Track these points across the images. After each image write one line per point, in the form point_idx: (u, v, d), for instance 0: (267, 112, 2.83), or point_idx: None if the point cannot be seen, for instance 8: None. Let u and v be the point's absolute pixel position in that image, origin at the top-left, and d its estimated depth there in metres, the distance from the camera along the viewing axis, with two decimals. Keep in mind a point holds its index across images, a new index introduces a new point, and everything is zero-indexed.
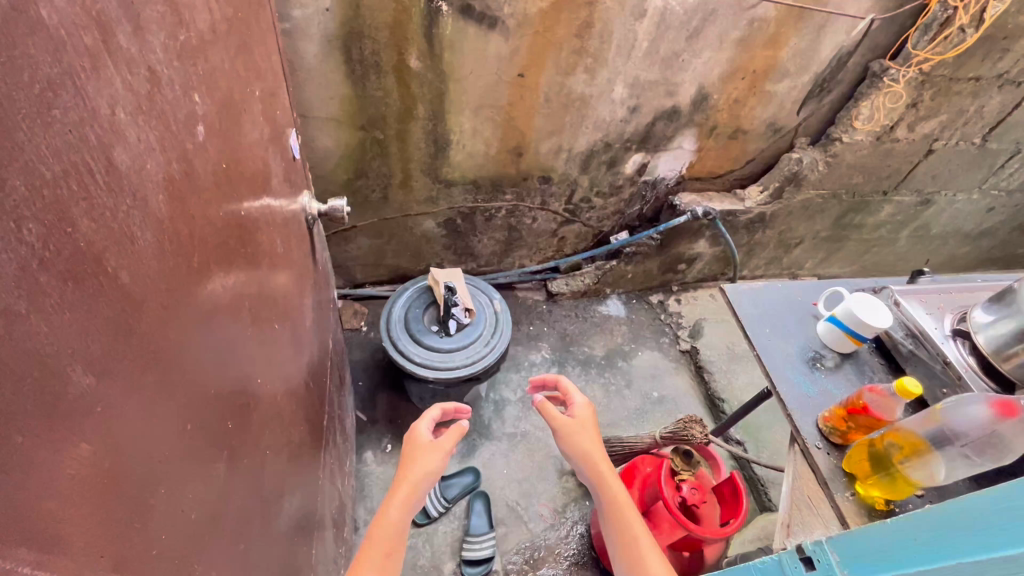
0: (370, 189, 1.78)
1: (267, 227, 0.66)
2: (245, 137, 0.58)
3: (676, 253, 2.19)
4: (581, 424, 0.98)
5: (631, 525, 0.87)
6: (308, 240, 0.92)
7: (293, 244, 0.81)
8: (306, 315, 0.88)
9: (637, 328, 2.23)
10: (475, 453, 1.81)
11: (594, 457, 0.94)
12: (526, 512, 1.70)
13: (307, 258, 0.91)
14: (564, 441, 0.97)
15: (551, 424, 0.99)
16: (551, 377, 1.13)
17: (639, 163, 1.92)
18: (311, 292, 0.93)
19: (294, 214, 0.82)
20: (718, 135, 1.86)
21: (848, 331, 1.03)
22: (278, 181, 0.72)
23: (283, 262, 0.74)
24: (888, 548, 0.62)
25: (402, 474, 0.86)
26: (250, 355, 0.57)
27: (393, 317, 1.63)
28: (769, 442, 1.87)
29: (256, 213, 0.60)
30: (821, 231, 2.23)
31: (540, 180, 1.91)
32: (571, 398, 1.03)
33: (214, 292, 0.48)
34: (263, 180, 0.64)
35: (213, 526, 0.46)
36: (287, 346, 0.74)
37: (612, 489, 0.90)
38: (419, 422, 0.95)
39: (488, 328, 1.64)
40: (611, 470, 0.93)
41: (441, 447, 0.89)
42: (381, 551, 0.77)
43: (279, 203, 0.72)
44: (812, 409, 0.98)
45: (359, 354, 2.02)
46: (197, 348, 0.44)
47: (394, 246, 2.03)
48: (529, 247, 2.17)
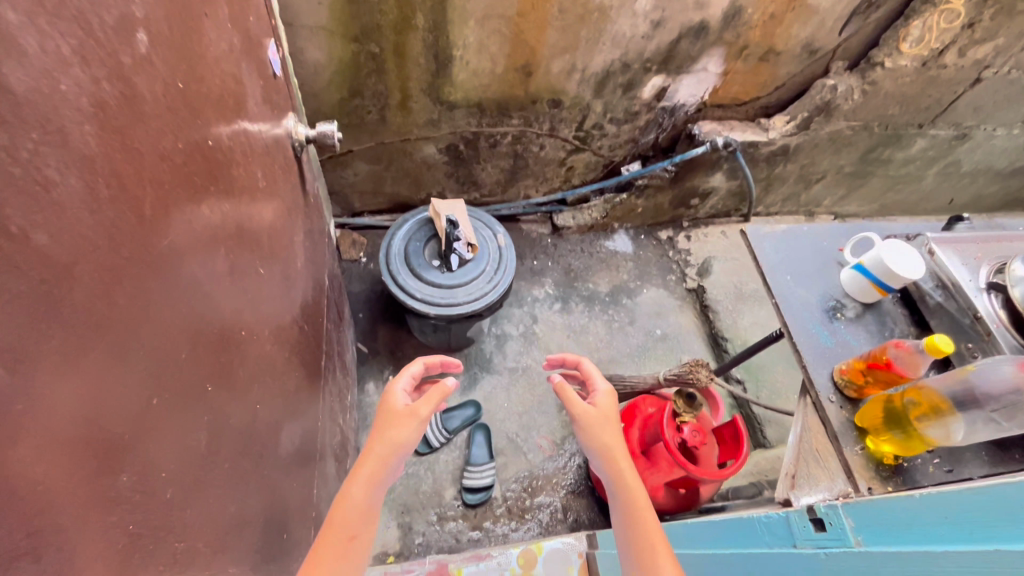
0: (367, 110, 1.65)
1: (246, 158, 0.57)
2: (206, 46, 0.49)
3: (689, 187, 2.08)
4: (602, 416, 0.97)
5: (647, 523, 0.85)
6: (296, 171, 0.83)
7: (279, 175, 0.72)
8: (298, 252, 0.82)
9: (643, 265, 2.17)
10: (476, 386, 1.82)
11: (615, 451, 0.93)
12: (525, 444, 1.74)
13: (296, 191, 0.83)
14: (582, 430, 0.96)
15: (569, 409, 0.97)
16: (573, 356, 1.12)
17: (658, 87, 1.76)
18: (303, 228, 0.86)
19: (278, 141, 0.73)
20: (748, 56, 1.68)
21: (875, 281, 0.97)
22: (256, 104, 0.63)
23: (268, 197, 0.66)
24: (910, 521, 0.60)
25: (371, 445, 0.82)
26: (231, 306, 0.51)
27: (391, 250, 1.56)
28: (769, 381, 1.87)
29: (228, 142, 0.52)
30: (846, 167, 2.10)
31: (550, 104, 1.76)
32: (594, 386, 1.02)
33: (179, 242, 0.41)
34: (237, 102, 0.56)
35: (194, 497, 0.43)
36: (278, 290, 0.69)
37: (631, 485, 0.89)
38: (395, 387, 0.90)
39: (490, 263, 1.58)
40: (630, 466, 0.92)
41: (414, 415, 0.83)
42: (344, 532, 0.73)
43: (259, 131, 0.63)
44: (828, 361, 0.94)
45: (359, 286, 1.98)
46: (158, 307, 0.38)
47: (392, 173, 1.92)
48: (535, 177, 2.05)
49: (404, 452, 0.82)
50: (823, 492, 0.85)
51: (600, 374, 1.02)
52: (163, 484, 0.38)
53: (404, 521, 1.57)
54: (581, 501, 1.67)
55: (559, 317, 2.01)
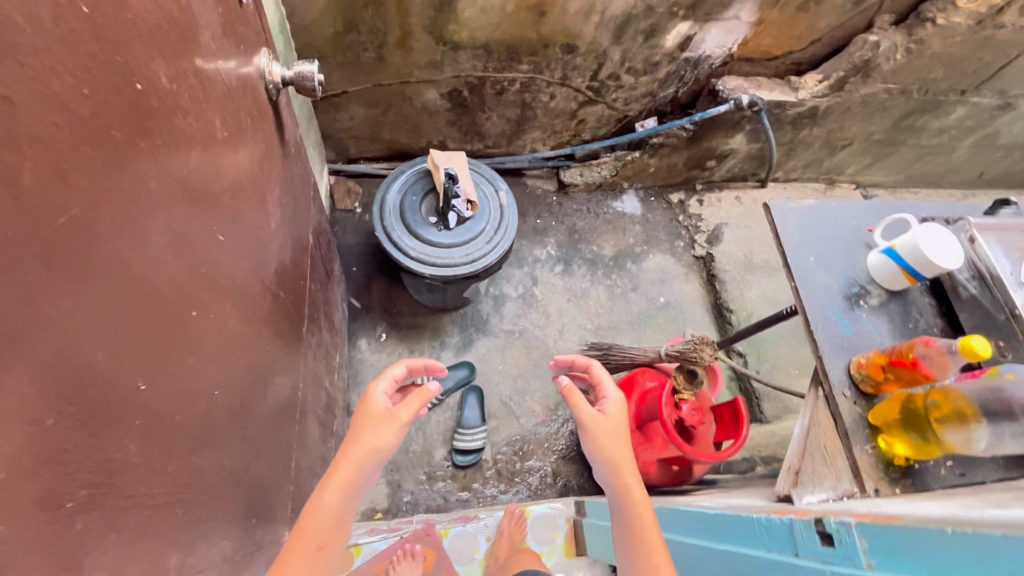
0: (363, 46, 1.50)
1: (195, 104, 0.48)
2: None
3: (707, 148, 1.94)
4: (612, 426, 0.93)
5: (652, 545, 0.82)
6: (272, 117, 0.73)
7: (249, 123, 0.63)
8: (275, 210, 0.73)
9: (651, 228, 2.07)
10: (471, 348, 1.77)
11: (623, 466, 0.89)
12: (518, 408, 1.72)
13: (273, 140, 0.74)
14: (589, 441, 0.92)
15: (577, 416, 0.93)
16: (583, 358, 1.06)
17: (683, 36, 1.60)
18: (282, 183, 0.77)
19: (248, 82, 0.63)
20: (786, 4, 1.52)
21: (906, 268, 0.89)
22: (213, 36, 0.53)
23: (231, 150, 0.57)
24: (939, 561, 0.51)
25: (346, 448, 0.80)
26: (177, 285, 0.44)
27: (386, 204, 1.47)
28: (772, 357, 1.82)
29: (165, 84, 0.42)
30: (876, 133, 1.95)
31: (563, 49, 1.61)
32: (605, 393, 0.97)
33: (83, 217, 0.33)
34: (180, 33, 0.45)
35: (122, 515, 0.37)
36: (247, 257, 0.61)
37: (638, 503, 0.86)
38: (376, 389, 0.88)
39: (491, 222, 1.49)
40: (637, 482, 0.89)
41: (394, 419, 0.81)
42: (314, 539, 0.72)
43: (216, 69, 0.53)
44: (845, 352, 0.88)
45: (353, 238, 1.89)
46: (48, 303, 0.30)
47: (390, 118, 1.79)
48: (543, 129, 1.92)
49: (381, 457, 0.81)
50: (827, 491, 0.80)
51: (613, 382, 0.96)
52: (69, 511, 0.32)
53: (393, 478, 1.57)
54: (572, 467, 1.66)
55: (559, 280, 1.93)
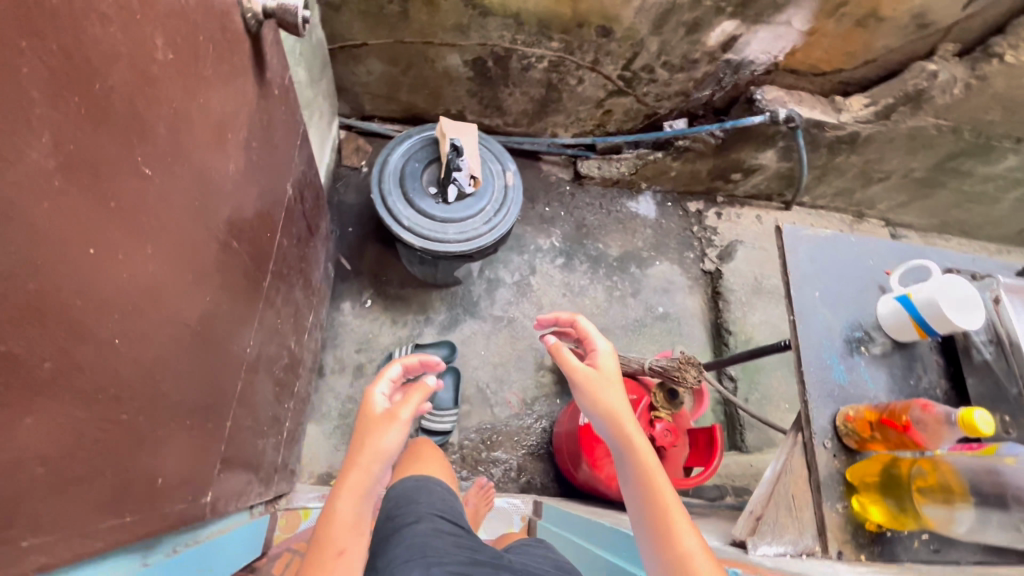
0: None
1: (125, 13, 0.41)
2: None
3: (734, 159, 1.84)
4: (606, 380, 0.84)
5: (663, 494, 0.73)
6: (250, 52, 0.67)
7: (215, 52, 0.57)
8: (240, 152, 0.68)
9: (663, 235, 1.99)
10: (456, 328, 1.72)
11: (622, 417, 0.80)
12: (493, 397, 1.67)
13: (249, 76, 0.68)
14: (584, 395, 0.84)
15: (567, 373, 0.85)
16: (566, 315, 0.96)
17: (727, 35, 1.50)
18: (254, 125, 0.72)
19: (220, 6, 0.57)
20: (843, 16, 1.42)
21: (917, 320, 0.82)
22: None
23: (179, 77, 0.50)
24: None
25: (352, 454, 0.79)
26: (66, 219, 0.38)
27: (387, 167, 1.41)
28: (764, 387, 1.75)
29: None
30: (916, 170, 1.83)
31: (598, 31, 1.51)
32: (592, 345, 0.88)
33: None
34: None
35: None
36: (189, 200, 0.55)
37: (642, 454, 0.76)
38: (375, 390, 0.85)
39: (492, 202, 1.42)
40: (641, 433, 0.80)
41: (393, 421, 0.79)
42: (333, 548, 0.74)
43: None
44: (835, 400, 0.81)
45: (354, 197, 1.84)
46: None
47: (409, 79, 1.72)
48: (566, 114, 1.83)
49: (386, 460, 0.79)
50: (786, 545, 0.73)
51: (600, 333, 0.88)
52: None
53: None
54: (538, 465, 1.62)
55: (558, 273, 1.87)
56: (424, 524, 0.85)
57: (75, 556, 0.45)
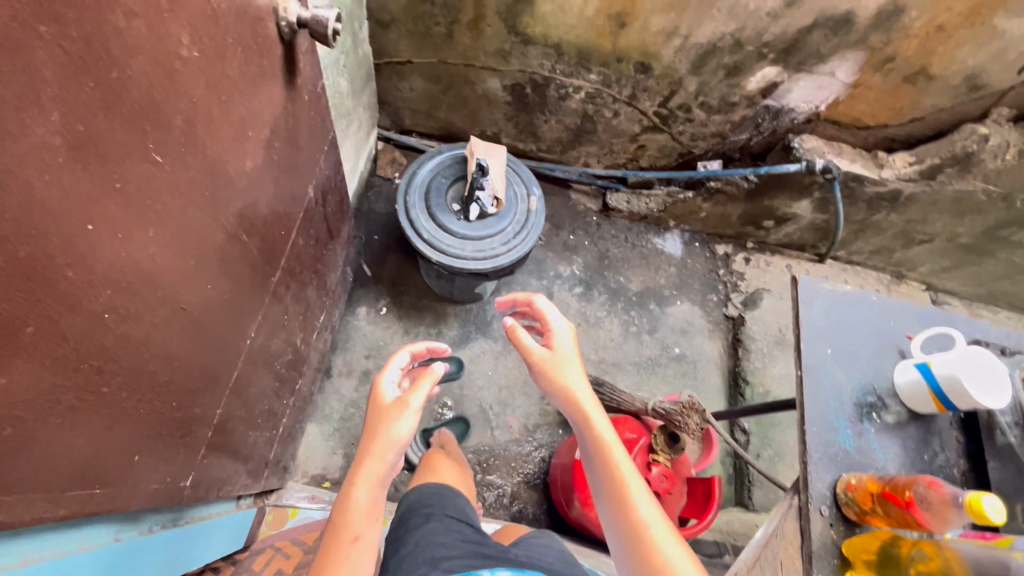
0: (435, 20, 1.49)
1: (152, 12, 0.44)
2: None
3: (767, 206, 1.80)
4: (562, 361, 0.86)
5: (618, 467, 0.77)
6: (282, 59, 0.71)
7: (244, 55, 0.60)
8: (260, 150, 0.71)
9: (686, 274, 1.95)
10: (466, 345, 1.72)
11: (577, 394, 0.83)
12: (495, 419, 1.65)
13: (278, 80, 0.71)
14: (543, 376, 0.87)
15: (524, 357, 0.87)
16: (523, 297, 0.98)
17: (768, 80, 1.49)
18: (279, 126, 0.75)
19: (254, 13, 0.61)
20: (890, 71, 1.39)
21: (936, 391, 0.77)
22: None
23: (203, 75, 0.53)
24: None
25: (364, 442, 0.79)
26: (65, 195, 0.40)
27: (415, 180, 1.44)
28: (778, 444, 1.67)
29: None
30: (961, 236, 1.74)
31: (637, 66, 1.53)
32: (547, 326, 0.90)
33: None
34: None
35: None
36: (199, 190, 0.58)
37: (597, 430, 0.80)
38: (384, 379, 0.86)
39: (514, 224, 1.43)
40: (597, 408, 0.83)
41: (406, 407, 0.79)
42: (349, 534, 0.73)
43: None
44: (837, 465, 0.76)
45: (384, 207, 1.89)
46: None
47: (449, 99, 1.77)
48: (599, 145, 1.85)
49: (401, 446, 0.79)
50: None
51: (554, 314, 0.89)
52: None
53: (350, 453, 1.54)
54: (532, 495, 1.58)
55: (575, 301, 1.86)
56: (435, 524, 0.87)
57: (35, 519, 0.46)
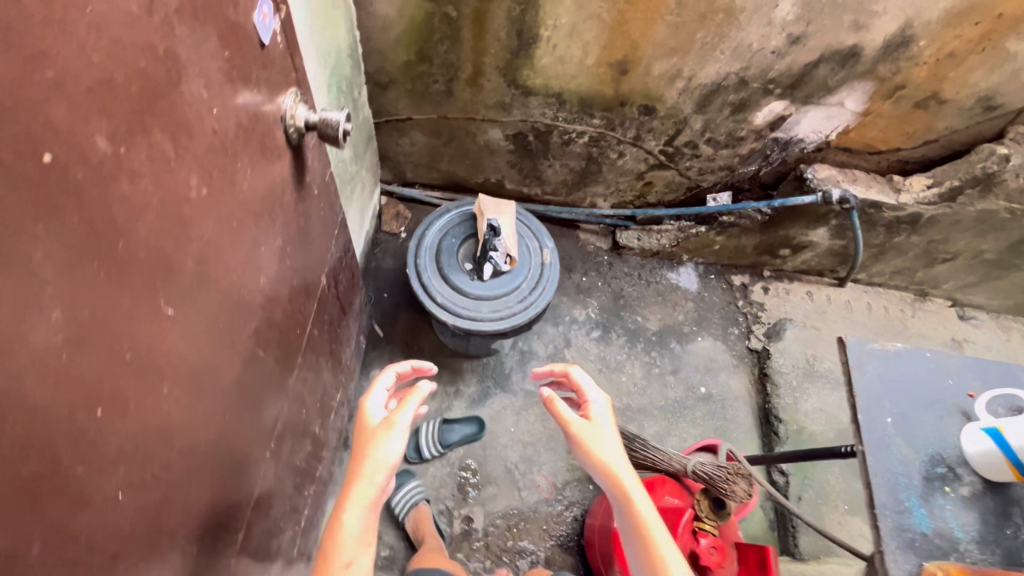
0: (434, 78, 1.47)
1: (156, 164, 0.41)
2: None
3: (783, 236, 1.76)
4: (600, 430, 0.87)
5: (657, 542, 0.78)
6: (290, 163, 0.67)
7: (253, 172, 0.57)
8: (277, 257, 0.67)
9: (705, 309, 1.90)
10: (486, 402, 1.66)
11: (615, 468, 0.83)
12: (522, 479, 1.58)
13: (287, 185, 0.67)
14: (579, 447, 0.87)
15: (559, 426, 0.88)
16: (560, 368, 0.99)
17: (775, 114, 1.46)
18: (292, 229, 0.71)
19: (260, 129, 0.58)
20: (901, 98, 1.36)
21: (1016, 462, 0.71)
22: (211, 80, 0.47)
23: (213, 209, 0.50)
24: None
25: (353, 465, 0.78)
26: (73, 381, 0.36)
27: (424, 242, 1.41)
28: (819, 483, 1.60)
29: (103, 144, 0.36)
30: (986, 252, 1.70)
31: (641, 109, 1.50)
32: (585, 397, 0.91)
33: None
34: (146, 81, 0.39)
35: None
36: (218, 324, 0.54)
37: (636, 507, 0.80)
38: (368, 404, 0.86)
39: (529, 280, 1.39)
40: (635, 480, 0.83)
41: (394, 427, 0.79)
42: (340, 561, 0.73)
43: (209, 118, 0.47)
44: (917, 553, 0.70)
45: (391, 263, 1.85)
46: None
47: (451, 151, 1.75)
48: (605, 185, 1.82)
49: (392, 467, 0.79)
50: None
51: (593, 388, 0.90)
52: None
53: None
54: (567, 559, 1.50)
55: (593, 346, 1.81)
56: None
57: None
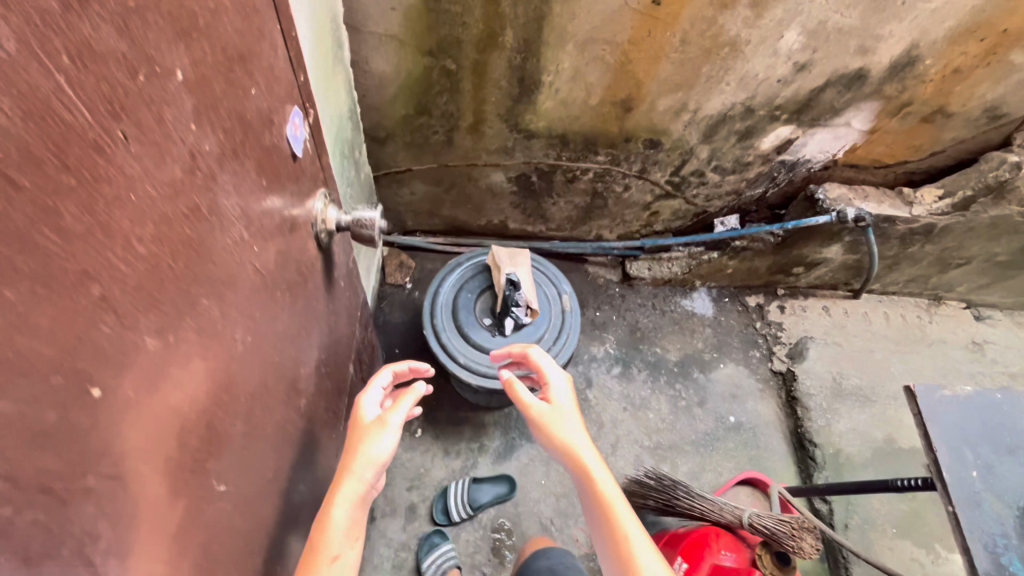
0: (433, 129, 1.43)
1: (162, 320, 0.43)
2: (101, 175, 0.35)
3: (797, 255, 1.74)
4: (563, 413, 0.91)
5: (620, 519, 0.80)
6: (275, 258, 0.62)
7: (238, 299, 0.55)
8: (275, 365, 0.66)
9: (724, 333, 1.86)
10: (513, 455, 1.60)
11: (574, 447, 0.86)
12: (559, 534, 1.50)
13: (275, 284, 0.63)
14: (540, 430, 0.91)
15: (519, 409, 0.93)
16: (523, 354, 1.05)
17: (782, 138, 1.44)
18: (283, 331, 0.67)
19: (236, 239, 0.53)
20: (908, 115, 1.35)
21: None
22: (204, 212, 0.48)
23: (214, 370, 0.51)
24: None
25: (344, 461, 0.73)
26: (99, 551, 0.37)
27: (438, 299, 1.35)
28: (864, 508, 1.55)
29: (110, 320, 0.37)
30: (999, 254, 1.70)
31: (646, 143, 1.47)
32: (545, 383, 0.97)
33: None
34: (158, 244, 0.42)
35: None
36: (223, 456, 0.54)
37: (599, 485, 0.82)
38: (363, 400, 0.82)
39: (551, 330, 1.33)
40: (597, 459, 0.85)
41: (387, 424, 0.75)
42: (326, 555, 0.66)
43: (208, 254, 0.49)
44: None
45: (399, 316, 1.79)
46: None
47: (452, 197, 1.70)
48: (612, 218, 1.78)
49: (381, 465, 0.74)
50: None
51: (554, 373, 0.97)
52: None
53: None
54: None
55: (616, 384, 1.75)
56: None
57: None
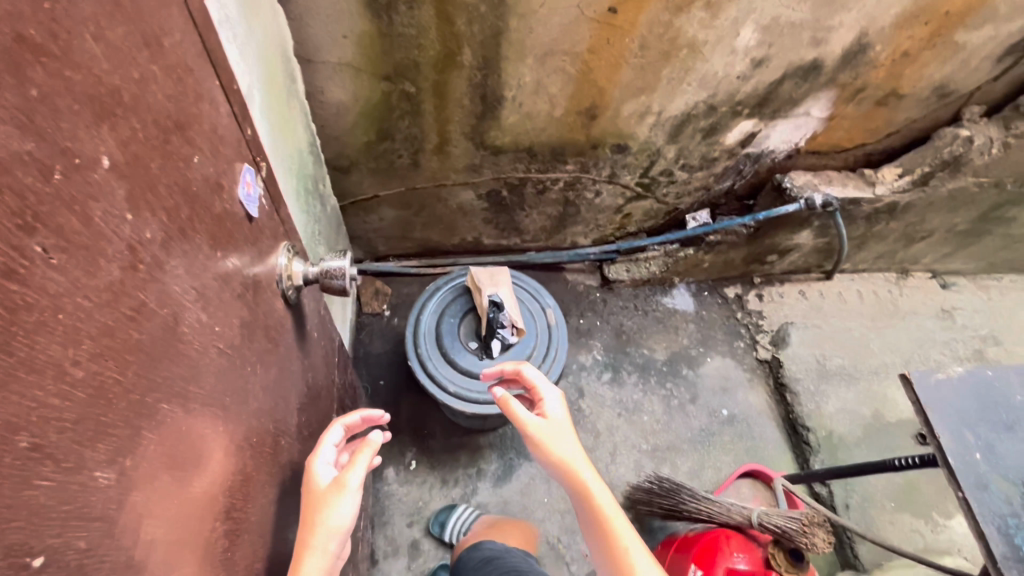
0: (396, 153, 1.39)
1: (116, 445, 0.41)
2: (17, 301, 0.32)
3: (770, 244, 1.76)
4: (560, 429, 0.87)
5: (621, 537, 0.77)
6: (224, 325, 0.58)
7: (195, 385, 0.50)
8: (241, 441, 0.62)
9: (707, 328, 1.87)
10: (512, 476, 1.56)
11: (573, 464, 0.82)
12: (568, 551, 1.48)
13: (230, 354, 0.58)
14: (536, 447, 0.86)
15: (515, 425, 0.87)
16: (512, 368, 1.01)
17: (746, 132, 1.46)
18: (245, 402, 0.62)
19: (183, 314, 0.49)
20: (864, 99, 1.38)
21: None
22: (144, 303, 0.45)
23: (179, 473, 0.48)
24: None
25: (302, 536, 0.68)
26: None
27: (421, 328, 1.31)
28: (861, 485, 1.57)
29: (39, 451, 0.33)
30: (959, 224, 1.76)
31: (613, 148, 1.47)
32: (540, 397, 0.92)
33: None
34: (97, 358, 0.39)
35: None
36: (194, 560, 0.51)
37: (599, 502, 0.79)
38: (315, 462, 0.75)
39: (539, 348, 1.31)
40: (595, 476, 0.82)
41: (343, 489, 0.70)
42: None
43: (155, 350, 0.46)
44: None
45: (380, 346, 1.74)
46: None
47: (422, 219, 1.66)
48: (586, 224, 1.77)
49: (344, 533, 0.69)
50: None
51: (548, 389, 0.92)
52: None
53: None
54: None
55: (608, 391, 1.74)
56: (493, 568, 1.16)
57: None
